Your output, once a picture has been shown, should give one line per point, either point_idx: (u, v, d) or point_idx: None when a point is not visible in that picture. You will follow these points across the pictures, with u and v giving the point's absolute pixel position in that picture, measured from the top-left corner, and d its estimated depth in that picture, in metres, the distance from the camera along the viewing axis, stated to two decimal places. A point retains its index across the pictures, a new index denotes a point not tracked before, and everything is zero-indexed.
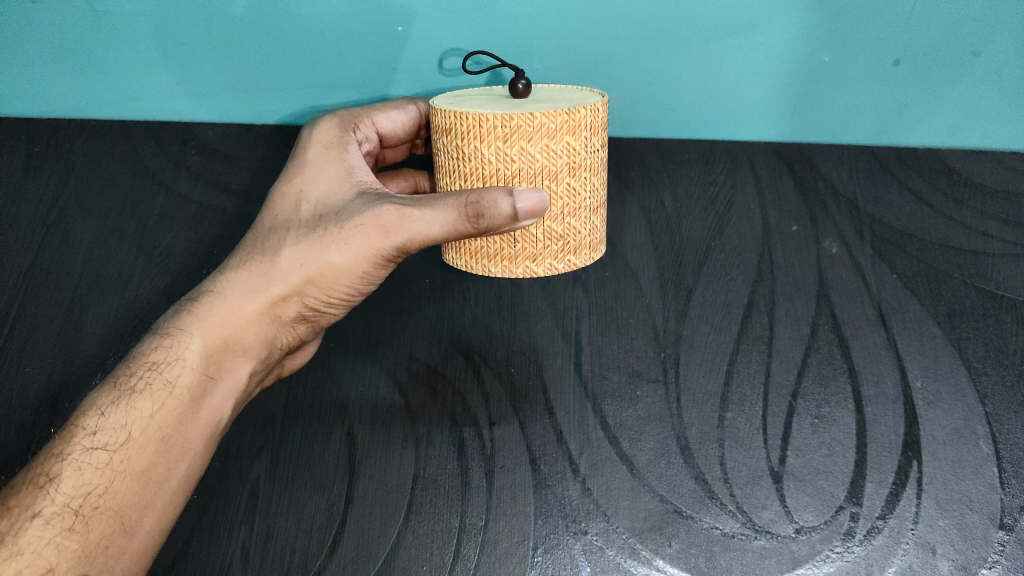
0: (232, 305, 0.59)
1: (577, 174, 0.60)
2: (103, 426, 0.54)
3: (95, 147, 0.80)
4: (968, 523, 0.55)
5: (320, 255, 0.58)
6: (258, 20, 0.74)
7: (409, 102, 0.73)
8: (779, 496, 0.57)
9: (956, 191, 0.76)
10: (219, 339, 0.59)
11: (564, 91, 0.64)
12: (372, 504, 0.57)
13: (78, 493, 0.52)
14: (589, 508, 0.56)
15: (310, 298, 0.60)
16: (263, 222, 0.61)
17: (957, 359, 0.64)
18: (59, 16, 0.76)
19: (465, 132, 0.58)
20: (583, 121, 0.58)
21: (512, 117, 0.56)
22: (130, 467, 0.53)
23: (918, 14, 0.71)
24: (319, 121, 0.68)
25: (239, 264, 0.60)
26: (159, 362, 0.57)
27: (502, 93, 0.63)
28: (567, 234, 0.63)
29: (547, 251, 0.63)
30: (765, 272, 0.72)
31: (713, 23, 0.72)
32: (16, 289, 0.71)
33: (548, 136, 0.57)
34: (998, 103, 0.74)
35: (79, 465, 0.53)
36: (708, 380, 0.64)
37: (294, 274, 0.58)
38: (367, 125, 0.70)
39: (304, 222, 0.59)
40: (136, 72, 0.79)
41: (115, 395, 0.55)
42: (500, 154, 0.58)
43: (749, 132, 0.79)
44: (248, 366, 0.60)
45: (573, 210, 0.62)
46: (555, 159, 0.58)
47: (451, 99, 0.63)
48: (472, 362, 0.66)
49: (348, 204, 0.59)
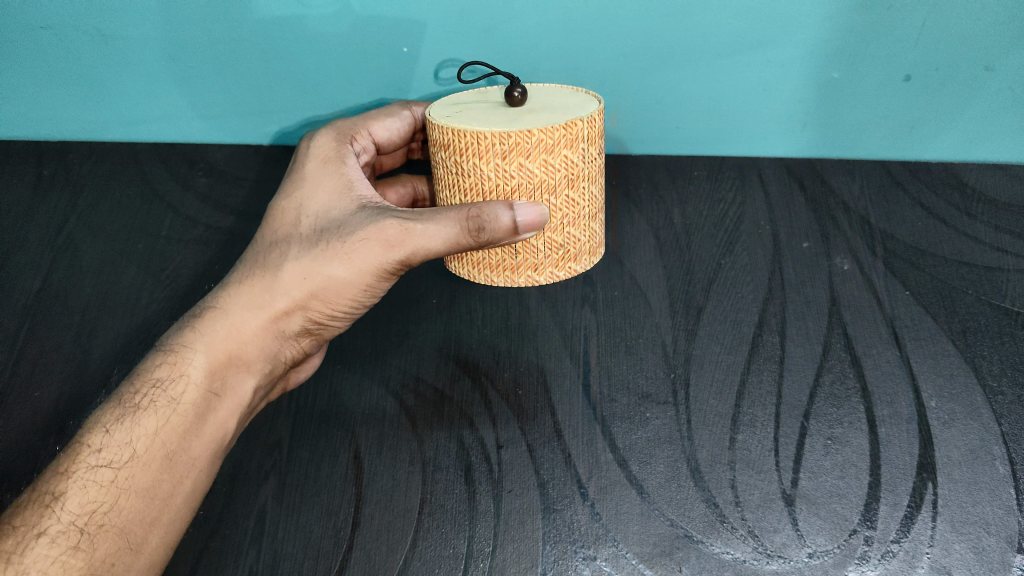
0: (236, 321, 0.60)
1: (576, 185, 0.60)
2: (108, 443, 0.54)
3: (104, 168, 0.82)
4: (985, 547, 0.53)
5: (323, 269, 0.58)
6: (264, 42, 0.74)
7: (403, 108, 0.73)
8: (791, 519, 0.55)
9: (969, 206, 0.75)
10: (222, 355, 0.59)
11: (557, 94, 0.63)
12: (379, 529, 0.56)
13: (84, 511, 0.51)
14: (599, 533, 0.55)
15: (313, 311, 0.61)
16: (263, 238, 0.62)
17: (971, 378, 0.63)
18: (70, 44, 0.76)
19: (463, 149, 0.58)
20: (580, 134, 0.58)
21: (510, 135, 0.56)
22: (135, 485, 0.53)
23: (929, 30, 0.69)
24: (316, 134, 0.68)
25: (240, 281, 0.61)
26: (163, 379, 0.57)
27: (497, 101, 0.63)
28: (568, 243, 0.63)
29: (548, 260, 0.64)
30: (777, 290, 0.71)
31: (721, 41, 0.71)
32: (25, 310, 0.71)
33: (546, 152, 0.57)
34: (1009, 119, 0.74)
35: (85, 484, 0.52)
36: (719, 402, 0.63)
37: (298, 288, 0.59)
38: (363, 136, 0.70)
39: (305, 236, 0.60)
40: (148, 98, 0.80)
41: (120, 412, 0.55)
42: (499, 171, 0.58)
43: (756, 148, 0.80)
44: (253, 381, 0.60)
45: (573, 219, 0.62)
46: (553, 174, 0.58)
47: (447, 108, 0.62)
48: (480, 384, 0.66)
49: (349, 217, 0.60)
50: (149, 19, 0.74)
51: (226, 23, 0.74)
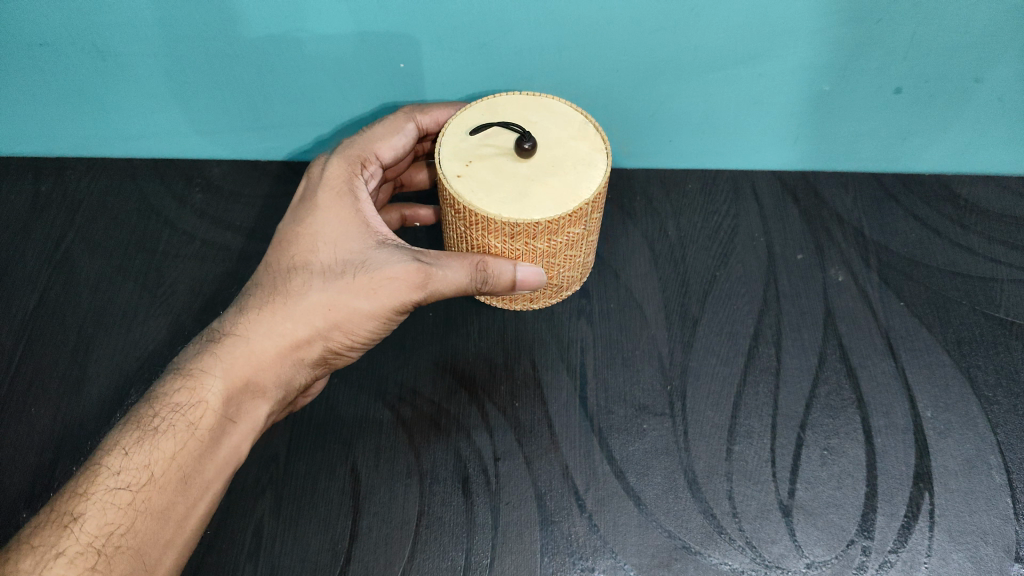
0: (256, 348, 0.60)
1: (576, 246, 0.62)
2: (127, 465, 0.54)
3: (102, 184, 0.84)
4: (982, 556, 0.56)
5: (348, 302, 0.60)
6: (260, 58, 0.70)
7: (406, 118, 0.67)
8: (790, 530, 0.58)
9: (963, 217, 0.75)
10: (240, 380, 0.59)
11: (565, 129, 0.61)
12: (378, 543, 0.58)
13: (101, 533, 0.52)
14: (596, 545, 0.58)
15: (332, 341, 0.61)
16: (282, 265, 0.62)
17: (966, 387, 0.65)
18: (67, 61, 0.72)
19: (471, 221, 0.59)
20: (586, 213, 0.58)
21: (518, 224, 0.57)
22: (151, 507, 0.54)
23: (915, 44, 0.65)
24: (327, 158, 0.67)
25: (260, 307, 0.61)
26: (182, 404, 0.57)
27: (505, 142, 0.60)
28: (564, 282, 0.67)
29: (542, 294, 0.68)
30: (772, 302, 0.71)
31: (711, 54, 0.67)
32: (22, 328, 0.73)
33: (551, 233, 0.58)
34: (1003, 128, 0.72)
35: (103, 505, 0.52)
36: (715, 413, 0.64)
37: (321, 318, 0.60)
38: (372, 162, 0.67)
39: (326, 268, 0.61)
40: (144, 114, 0.78)
41: (138, 434, 0.55)
42: (505, 244, 0.59)
43: (751, 161, 0.79)
44: (268, 408, 0.59)
45: (570, 267, 0.65)
46: (555, 245, 0.60)
47: (456, 154, 0.60)
48: (477, 398, 0.66)
49: (370, 253, 0.61)
50: (133, 42, 0.69)
51: (222, 40, 0.69)
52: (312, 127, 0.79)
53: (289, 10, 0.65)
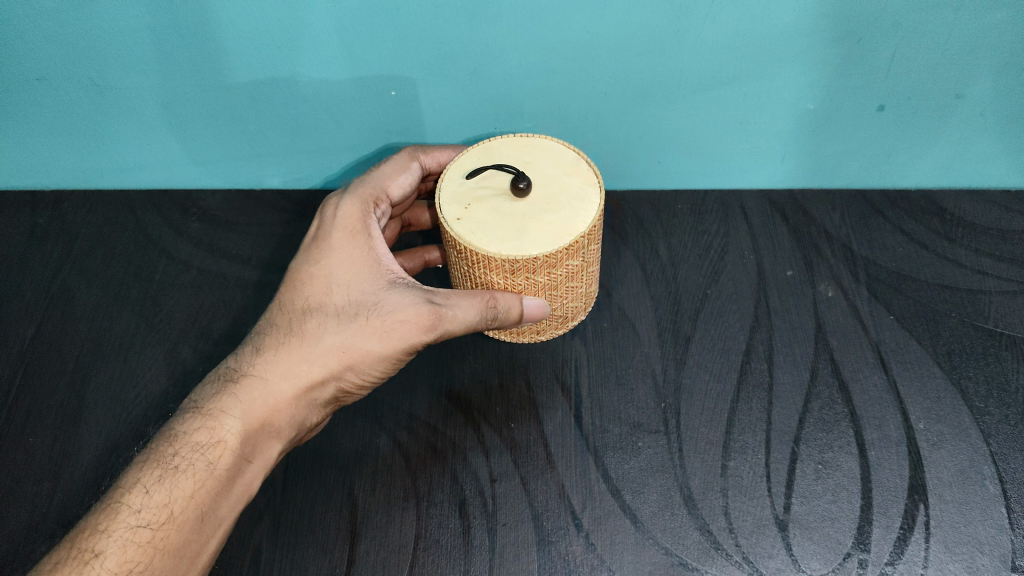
0: (273, 388, 0.59)
1: (577, 278, 0.63)
2: (146, 504, 0.54)
3: (98, 215, 0.85)
4: (978, 566, 0.56)
5: (361, 344, 0.60)
6: (255, 90, 0.71)
7: (410, 158, 0.69)
8: (786, 544, 0.58)
9: (950, 230, 0.76)
10: (256, 421, 0.58)
11: (560, 167, 0.62)
12: (376, 566, 0.59)
13: (121, 571, 0.52)
14: (594, 563, 0.58)
15: (345, 381, 0.61)
16: (296, 304, 0.62)
17: (958, 399, 0.65)
18: (64, 94, 0.73)
19: (472, 259, 0.59)
20: (583, 245, 0.59)
21: (516, 260, 0.57)
22: (168, 545, 0.54)
23: (897, 62, 0.65)
24: (339, 197, 0.66)
25: (276, 347, 0.61)
26: (201, 443, 0.56)
27: (502, 183, 0.62)
28: (569, 313, 0.68)
29: (549, 325, 0.68)
30: (763, 317, 0.72)
31: (699, 77, 0.68)
32: (20, 360, 0.74)
33: (550, 266, 0.59)
34: (987, 145, 0.73)
35: (124, 543, 0.53)
36: (708, 429, 0.65)
37: (335, 361, 0.60)
38: (384, 201, 0.68)
39: (340, 309, 0.61)
40: (141, 146, 0.79)
41: (159, 473, 0.55)
42: (507, 279, 0.60)
43: (739, 180, 0.80)
44: (281, 447, 0.59)
45: (574, 298, 0.66)
46: (556, 278, 0.61)
47: (456, 199, 0.61)
48: (472, 419, 0.66)
49: (383, 294, 0.61)
50: (130, 75, 0.70)
51: (217, 74, 0.70)
52: (307, 155, 0.80)
53: (284, 42, 0.66)
